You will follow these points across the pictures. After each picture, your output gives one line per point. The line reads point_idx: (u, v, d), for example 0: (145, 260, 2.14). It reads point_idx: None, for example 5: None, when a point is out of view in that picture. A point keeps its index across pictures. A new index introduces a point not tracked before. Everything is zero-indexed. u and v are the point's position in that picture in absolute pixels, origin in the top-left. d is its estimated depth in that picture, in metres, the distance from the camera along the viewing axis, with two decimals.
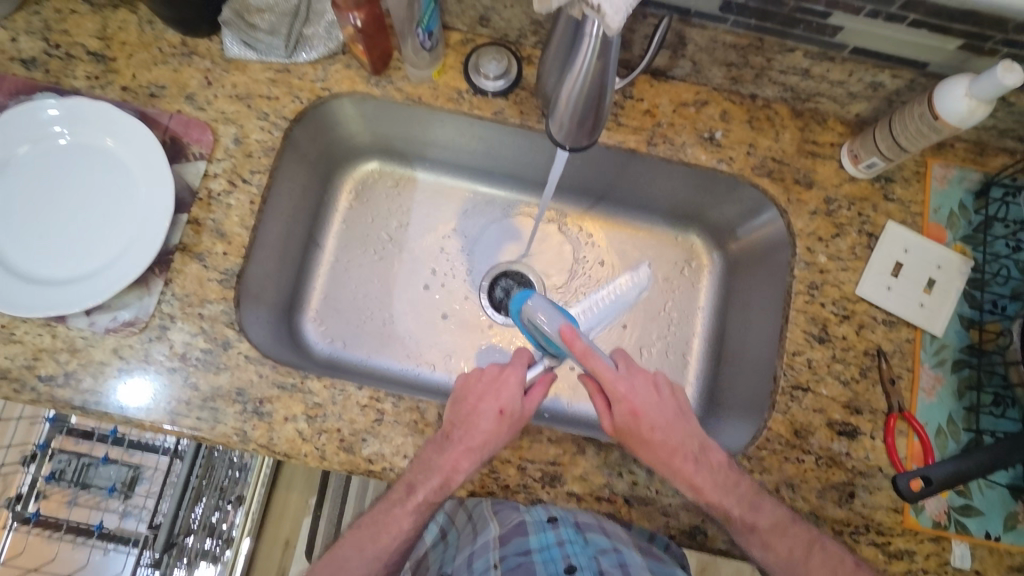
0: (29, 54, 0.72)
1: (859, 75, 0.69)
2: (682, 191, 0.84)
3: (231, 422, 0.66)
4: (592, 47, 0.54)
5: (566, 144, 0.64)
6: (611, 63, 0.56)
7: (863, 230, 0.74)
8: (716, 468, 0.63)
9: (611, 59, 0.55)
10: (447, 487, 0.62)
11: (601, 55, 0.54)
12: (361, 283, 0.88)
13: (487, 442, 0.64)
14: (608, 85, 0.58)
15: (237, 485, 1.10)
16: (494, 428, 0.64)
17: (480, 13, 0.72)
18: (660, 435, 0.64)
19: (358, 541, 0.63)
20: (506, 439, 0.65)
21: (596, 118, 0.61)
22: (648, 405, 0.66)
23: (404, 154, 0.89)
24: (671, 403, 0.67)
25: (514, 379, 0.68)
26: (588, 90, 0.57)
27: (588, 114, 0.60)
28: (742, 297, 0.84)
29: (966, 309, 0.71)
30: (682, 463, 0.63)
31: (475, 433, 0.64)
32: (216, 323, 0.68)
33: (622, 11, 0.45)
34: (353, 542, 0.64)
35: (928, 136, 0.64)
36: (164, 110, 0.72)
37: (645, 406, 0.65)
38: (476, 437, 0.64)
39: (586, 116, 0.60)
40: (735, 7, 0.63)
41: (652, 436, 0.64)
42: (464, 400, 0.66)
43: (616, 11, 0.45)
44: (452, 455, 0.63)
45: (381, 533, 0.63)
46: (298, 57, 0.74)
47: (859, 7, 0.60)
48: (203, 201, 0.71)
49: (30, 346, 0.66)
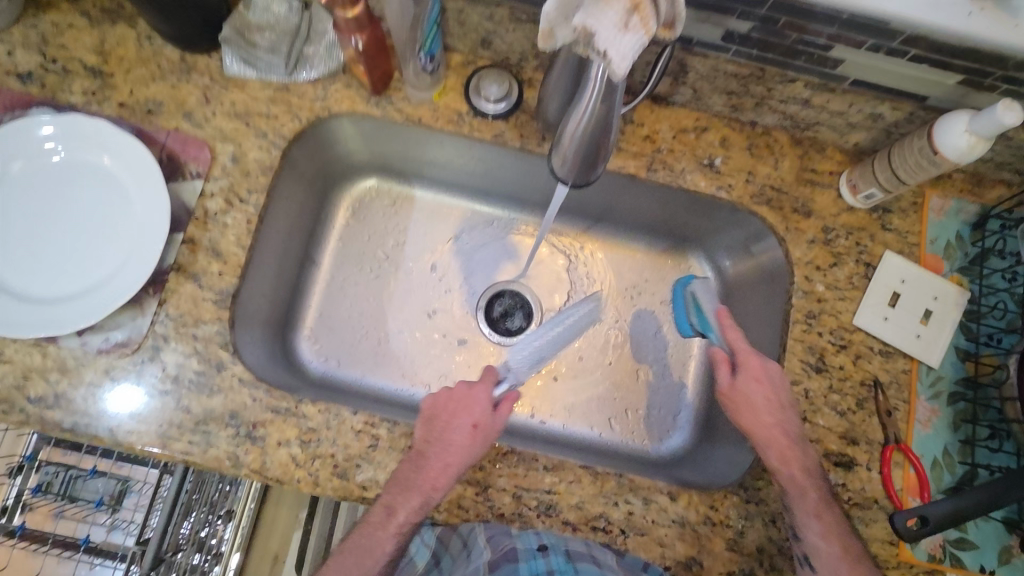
0: (26, 68, 0.72)
1: (859, 107, 0.68)
2: (682, 215, 0.84)
3: (223, 446, 0.65)
4: (598, 89, 0.54)
5: (565, 179, 0.64)
6: (615, 105, 0.56)
7: (861, 260, 0.74)
8: (806, 455, 0.64)
9: (614, 103, 0.56)
10: (427, 506, 0.61)
11: (605, 97, 0.55)
12: (356, 301, 0.87)
13: (463, 457, 0.63)
14: (612, 126, 0.58)
15: (226, 499, 1.14)
16: (474, 439, 0.65)
17: (482, 36, 0.72)
18: (770, 415, 0.65)
19: (342, 571, 0.59)
20: (479, 453, 0.65)
21: (599, 156, 0.61)
22: (738, 395, 0.67)
23: (402, 172, 0.89)
24: (779, 386, 0.67)
25: (486, 398, 0.68)
26: (592, 127, 0.57)
27: (590, 151, 0.60)
28: (739, 321, 0.85)
29: (962, 341, 0.71)
30: (779, 437, 0.64)
31: (456, 449, 0.63)
32: (210, 344, 0.67)
33: (628, 60, 0.43)
34: (334, 572, 0.60)
35: (928, 170, 0.64)
36: (161, 127, 0.71)
37: (761, 389, 0.66)
38: (453, 451, 0.63)
39: (588, 154, 0.60)
40: (737, 38, 0.63)
41: (761, 404, 0.66)
42: (435, 418, 0.66)
43: (623, 57, 0.42)
44: (429, 473, 0.62)
45: (364, 559, 0.60)
46: (298, 76, 0.74)
47: (861, 41, 0.59)
48: (199, 220, 0.70)
49: (20, 365, 0.65)
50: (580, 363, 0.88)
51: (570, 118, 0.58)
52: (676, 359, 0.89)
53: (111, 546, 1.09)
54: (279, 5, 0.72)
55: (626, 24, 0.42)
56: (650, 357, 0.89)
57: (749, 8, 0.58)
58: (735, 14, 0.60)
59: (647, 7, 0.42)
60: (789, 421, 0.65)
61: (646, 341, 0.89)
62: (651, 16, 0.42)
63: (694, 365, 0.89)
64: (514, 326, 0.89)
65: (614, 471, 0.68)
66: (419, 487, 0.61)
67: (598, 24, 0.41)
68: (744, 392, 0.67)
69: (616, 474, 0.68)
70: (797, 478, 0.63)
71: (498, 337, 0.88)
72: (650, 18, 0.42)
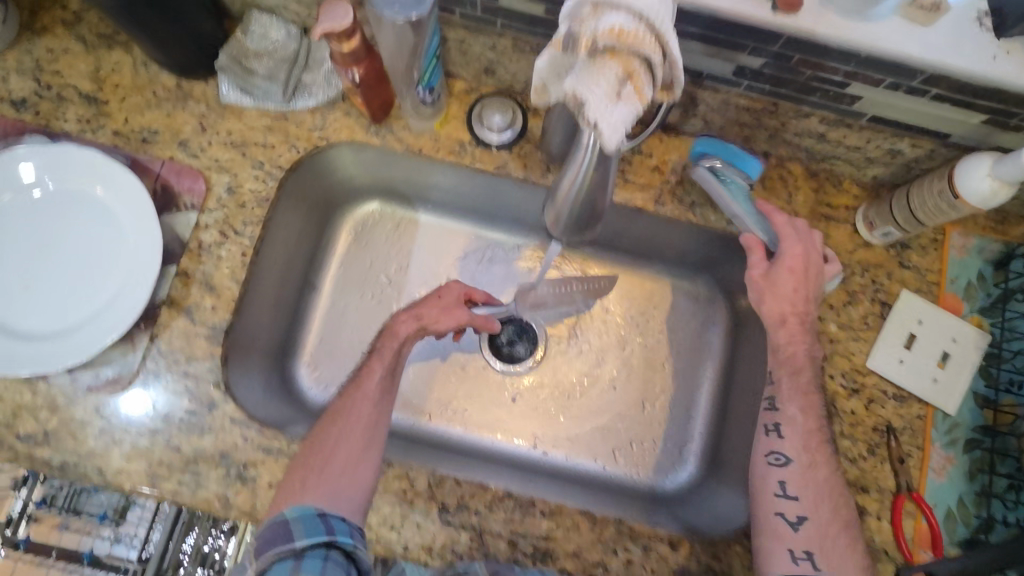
0: (20, 95, 0.70)
1: (877, 143, 0.65)
2: (691, 243, 0.82)
3: (212, 488, 0.64)
4: (588, 158, 0.55)
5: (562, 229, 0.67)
6: (610, 169, 0.56)
7: (876, 299, 0.71)
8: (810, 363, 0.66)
9: (608, 169, 0.56)
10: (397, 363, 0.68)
11: (599, 164, 0.54)
12: (357, 327, 0.84)
13: (439, 319, 0.71)
14: (608, 186, 0.59)
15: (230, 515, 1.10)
16: (441, 305, 0.72)
17: (485, 64, 0.70)
18: (789, 299, 0.66)
19: (326, 448, 0.61)
20: (450, 324, 0.71)
21: (592, 212, 0.62)
22: (767, 281, 0.66)
23: (406, 196, 0.86)
24: (810, 281, 0.66)
25: (457, 288, 0.75)
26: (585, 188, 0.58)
27: (586, 209, 0.62)
28: (752, 353, 0.82)
29: (982, 386, 0.68)
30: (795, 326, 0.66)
31: (430, 319, 0.71)
32: (201, 382, 0.66)
33: (621, 131, 0.40)
34: (320, 447, 0.62)
35: (947, 212, 0.61)
36: (156, 156, 0.70)
37: (786, 277, 0.66)
38: (426, 311, 0.71)
39: (585, 210, 0.62)
40: (749, 73, 0.60)
41: (787, 291, 0.66)
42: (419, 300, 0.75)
43: (613, 129, 0.40)
44: (402, 326, 0.70)
45: (345, 422, 0.63)
46: (296, 105, 0.72)
47: (879, 79, 0.56)
48: (193, 253, 0.69)
49: (10, 403, 0.64)
50: (584, 393, 0.85)
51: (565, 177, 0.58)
52: (682, 393, 0.86)
53: (115, 559, 1.09)
54: (276, 31, 0.70)
55: (619, 93, 0.39)
56: (657, 391, 0.86)
57: (762, 44, 0.56)
58: (746, 50, 0.57)
59: (641, 75, 0.39)
60: (809, 310, 0.66)
61: (652, 372, 0.86)
62: (644, 84, 0.40)
63: (704, 399, 0.86)
64: (517, 351, 0.86)
65: (613, 517, 0.66)
66: (389, 343, 0.69)
67: (590, 92, 0.39)
68: (775, 280, 0.66)
69: (616, 520, 0.66)
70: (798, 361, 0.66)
71: (503, 364, 0.86)
72: (644, 86, 0.40)
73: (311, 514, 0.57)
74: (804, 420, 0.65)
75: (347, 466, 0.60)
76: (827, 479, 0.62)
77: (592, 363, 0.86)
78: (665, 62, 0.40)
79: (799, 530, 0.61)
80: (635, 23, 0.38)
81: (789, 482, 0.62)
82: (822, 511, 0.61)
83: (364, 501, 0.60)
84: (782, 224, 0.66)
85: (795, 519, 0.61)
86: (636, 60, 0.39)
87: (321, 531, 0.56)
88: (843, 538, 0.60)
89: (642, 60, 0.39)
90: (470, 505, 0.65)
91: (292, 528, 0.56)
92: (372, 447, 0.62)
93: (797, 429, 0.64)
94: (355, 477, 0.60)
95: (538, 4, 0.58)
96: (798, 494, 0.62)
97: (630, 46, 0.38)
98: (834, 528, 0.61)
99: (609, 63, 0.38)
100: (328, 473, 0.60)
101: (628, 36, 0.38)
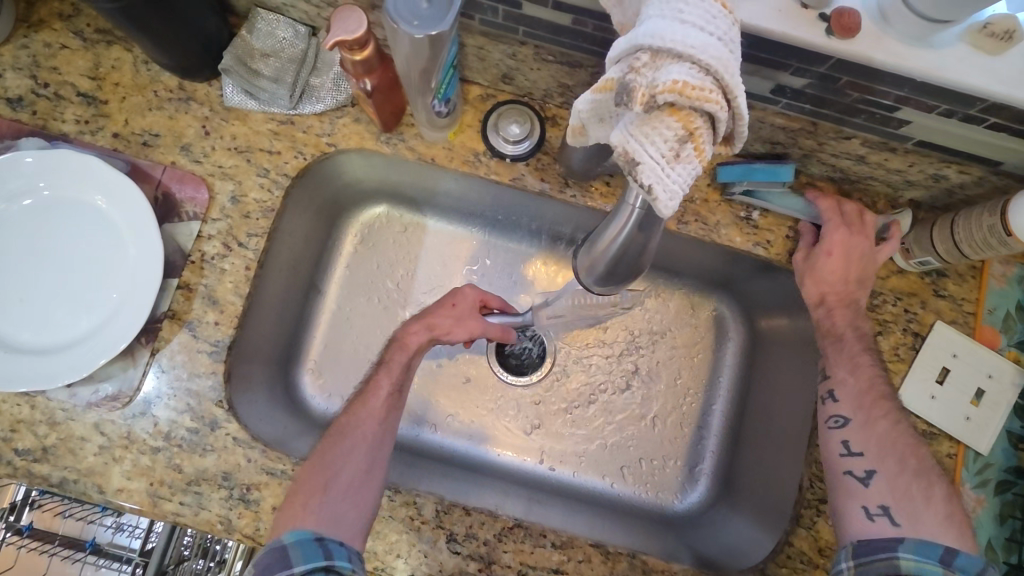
0: (16, 93, 0.67)
1: (921, 167, 0.61)
2: (712, 260, 0.78)
3: (215, 509, 0.62)
4: (632, 217, 0.50)
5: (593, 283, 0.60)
6: (655, 233, 0.52)
7: (908, 329, 0.68)
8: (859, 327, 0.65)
9: (652, 233, 0.51)
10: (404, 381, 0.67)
11: (643, 227, 0.50)
12: (363, 335, 0.81)
13: (450, 329, 0.69)
14: (650, 247, 0.53)
15: None
16: (455, 314, 0.70)
17: (503, 71, 0.66)
18: (832, 278, 0.65)
19: (327, 470, 0.59)
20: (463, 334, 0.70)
21: (633, 271, 0.57)
22: (814, 259, 0.65)
23: (414, 201, 0.82)
24: (857, 264, 0.65)
25: (473, 293, 0.72)
26: (626, 249, 0.53)
27: (622, 268, 0.56)
28: (773, 376, 0.78)
29: (1017, 426, 0.65)
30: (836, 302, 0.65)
31: (442, 329, 0.69)
32: (204, 400, 0.64)
33: (678, 196, 0.37)
34: (321, 468, 0.59)
35: (997, 248, 0.58)
36: (157, 162, 0.67)
37: (831, 260, 0.65)
38: (436, 320, 0.69)
39: (622, 268, 0.56)
40: (789, 92, 0.56)
41: (830, 272, 0.65)
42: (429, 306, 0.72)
43: (670, 195, 0.36)
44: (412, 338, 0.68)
45: (349, 443, 0.61)
46: (303, 109, 0.68)
47: (931, 105, 0.52)
48: (195, 265, 0.66)
49: (8, 417, 0.63)
50: (593, 411, 0.82)
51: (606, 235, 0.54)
52: (696, 411, 0.82)
53: (115, 548, 1.09)
54: (284, 31, 0.67)
55: (677, 154, 0.36)
56: (669, 407, 0.82)
57: (807, 64, 0.51)
58: (789, 69, 0.53)
59: (702, 132, 0.36)
60: (854, 288, 0.65)
61: (667, 390, 0.83)
62: (705, 141, 0.37)
63: (717, 417, 0.82)
64: (527, 360, 0.83)
65: (627, 551, 0.64)
66: (399, 357, 0.67)
67: (645, 151, 0.36)
68: (818, 259, 0.65)
69: (629, 555, 0.64)
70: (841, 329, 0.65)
71: (511, 377, 0.82)
72: (705, 144, 0.37)
73: (310, 539, 0.55)
74: (856, 378, 0.63)
75: (350, 486, 0.59)
76: (888, 432, 0.60)
77: (603, 377, 0.83)
78: (727, 115, 0.37)
79: (869, 484, 0.58)
80: (700, 75, 0.35)
81: (851, 441, 0.61)
82: (889, 463, 0.59)
83: (365, 522, 0.58)
84: (828, 210, 0.65)
85: (866, 474, 0.59)
86: (698, 116, 0.36)
87: (319, 556, 0.53)
88: (919, 485, 0.57)
89: (704, 115, 0.36)
90: (478, 534, 0.63)
91: (289, 553, 0.54)
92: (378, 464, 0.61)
93: (849, 390, 0.63)
94: (358, 497, 0.59)
95: (565, 14, 0.54)
96: (862, 449, 0.60)
97: (693, 103, 0.34)
98: (905, 474, 0.58)
99: (669, 120, 0.35)
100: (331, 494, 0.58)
101: (693, 92, 0.34)
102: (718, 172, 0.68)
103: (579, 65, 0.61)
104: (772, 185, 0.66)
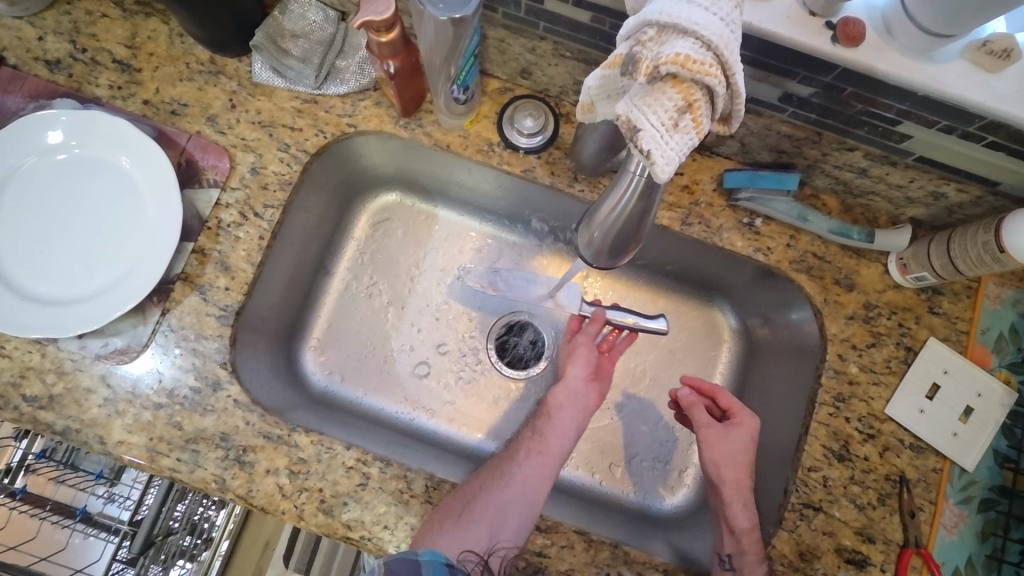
0: (54, 55, 0.70)
1: (921, 183, 0.63)
2: (714, 266, 0.79)
3: (211, 468, 0.64)
4: (635, 184, 0.51)
5: (593, 263, 0.63)
6: (653, 204, 0.53)
7: (901, 343, 0.69)
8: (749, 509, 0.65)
9: (652, 202, 0.53)
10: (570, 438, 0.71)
11: (642, 196, 0.52)
12: (367, 316, 0.83)
13: (582, 370, 0.76)
14: (649, 218, 0.55)
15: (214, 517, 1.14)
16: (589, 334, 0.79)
17: (522, 65, 0.68)
18: (728, 470, 0.66)
19: (472, 498, 0.63)
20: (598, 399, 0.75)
21: (626, 248, 0.59)
22: (719, 439, 0.67)
23: (427, 190, 0.84)
24: (742, 458, 0.67)
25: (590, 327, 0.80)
26: (623, 219, 0.55)
27: (618, 244, 0.58)
28: (764, 383, 0.79)
29: (1003, 445, 0.65)
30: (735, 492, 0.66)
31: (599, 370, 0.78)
32: (208, 361, 0.66)
33: (674, 163, 0.39)
34: (470, 498, 0.63)
35: (990, 264, 0.59)
36: (183, 130, 0.70)
37: (721, 455, 0.67)
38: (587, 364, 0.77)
39: (617, 243, 0.58)
40: (796, 100, 0.58)
41: (721, 467, 0.66)
42: (571, 353, 0.77)
43: (667, 161, 0.38)
44: (592, 394, 0.75)
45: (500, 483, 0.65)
46: (327, 89, 0.71)
47: (932, 121, 0.54)
48: (211, 231, 0.68)
49: (18, 363, 0.65)
50: None
51: (604, 202, 0.56)
52: None
53: (105, 518, 1.08)
54: (314, 14, 0.69)
55: (675, 124, 0.38)
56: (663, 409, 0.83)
57: (813, 73, 0.54)
58: (796, 78, 0.55)
59: (701, 105, 0.38)
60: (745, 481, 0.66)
61: (661, 391, 0.84)
62: (703, 115, 0.38)
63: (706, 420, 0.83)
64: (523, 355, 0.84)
65: (609, 540, 0.65)
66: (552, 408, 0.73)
67: (646, 119, 0.37)
68: (723, 441, 0.67)
69: (612, 544, 0.65)
70: (745, 532, 0.63)
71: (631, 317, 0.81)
72: (703, 118, 0.38)
73: (441, 562, 0.57)
74: None
75: (495, 519, 0.61)
76: None
77: None
78: (726, 92, 0.39)
79: None
80: (702, 51, 0.37)
81: None
82: None
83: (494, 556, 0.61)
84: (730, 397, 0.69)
85: None
86: (698, 89, 0.38)
87: None
88: None
89: (704, 89, 0.38)
90: None
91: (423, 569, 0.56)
92: (533, 507, 0.64)
93: None
94: (499, 527, 0.61)
95: (584, 11, 0.57)
96: None
97: (694, 76, 0.36)
98: None
99: (669, 91, 0.37)
100: (474, 523, 0.61)
101: (694, 65, 0.36)
102: (725, 178, 0.70)
103: (596, 63, 0.64)
104: (776, 194, 0.69)
